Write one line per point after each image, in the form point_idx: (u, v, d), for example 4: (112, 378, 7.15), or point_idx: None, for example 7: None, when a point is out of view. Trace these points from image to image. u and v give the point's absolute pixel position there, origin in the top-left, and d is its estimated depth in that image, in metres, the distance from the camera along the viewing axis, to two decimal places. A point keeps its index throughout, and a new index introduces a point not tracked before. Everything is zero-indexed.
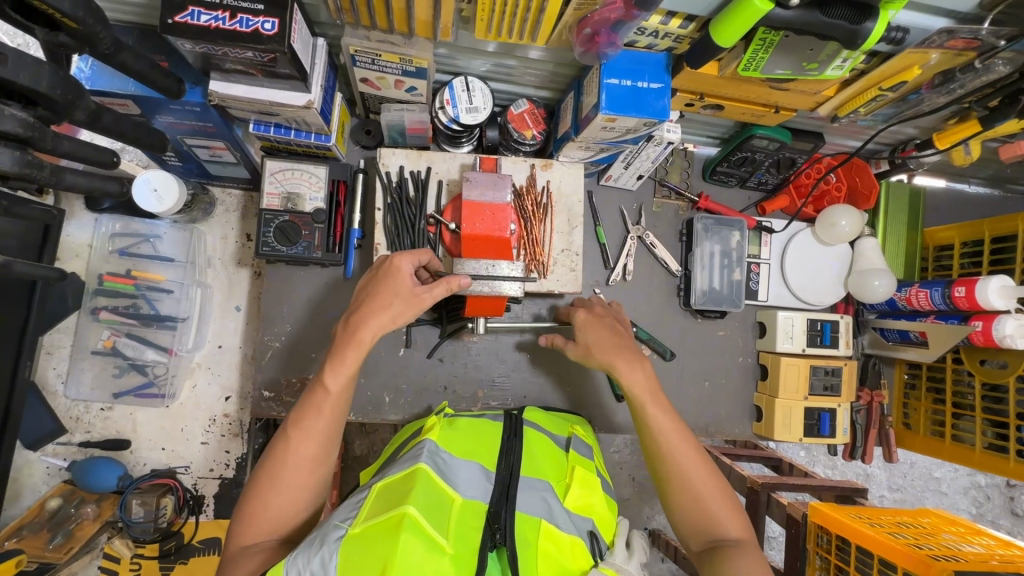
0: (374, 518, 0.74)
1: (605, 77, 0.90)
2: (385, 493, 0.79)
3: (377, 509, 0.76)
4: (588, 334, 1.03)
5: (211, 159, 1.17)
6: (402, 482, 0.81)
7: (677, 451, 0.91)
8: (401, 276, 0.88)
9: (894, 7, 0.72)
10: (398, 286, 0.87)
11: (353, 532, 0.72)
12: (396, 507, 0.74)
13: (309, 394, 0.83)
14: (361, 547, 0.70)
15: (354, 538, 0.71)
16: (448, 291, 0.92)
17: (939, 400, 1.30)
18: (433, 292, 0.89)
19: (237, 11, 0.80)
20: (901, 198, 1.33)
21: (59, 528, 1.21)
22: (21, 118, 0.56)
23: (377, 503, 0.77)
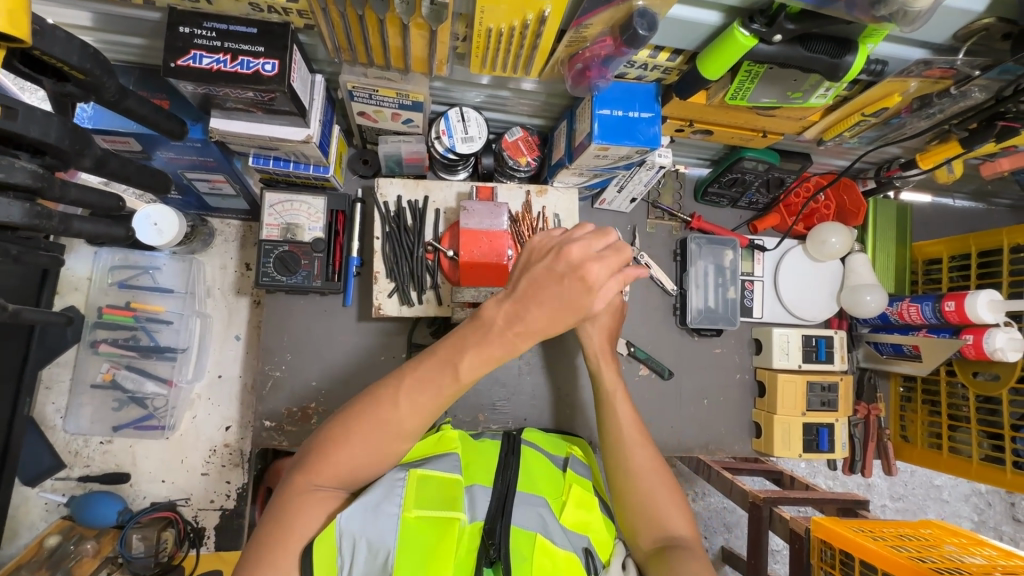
0: (427, 510, 0.77)
1: (597, 108, 0.93)
2: (431, 485, 0.81)
3: (428, 501, 0.78)
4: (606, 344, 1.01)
5: (210, 192, 1.18)
6: (445, 484, 0.82)
7: (633, 451, 0.91)
8: (590, 269, 0.68)
9: (872, 41, 0.75)
10: (565, 294, 0.68)
11: (410, 518, 0.75)
12: (450, 509, 0.78)
13: (439, 365, 0.71)
14: (415, 541, 0.73)
15: (408, 525, 0.74)
16: (620, 278, 0.71)
17: (935, 412, 1.32)
18: (608, 291, 0.70)
19: (238, 54, 0.82)
20: (888, 213, 1.37)
21: (57, 566, 1.17)
22: (31, 171, 0.58)
23: (425, 493, 0.79)
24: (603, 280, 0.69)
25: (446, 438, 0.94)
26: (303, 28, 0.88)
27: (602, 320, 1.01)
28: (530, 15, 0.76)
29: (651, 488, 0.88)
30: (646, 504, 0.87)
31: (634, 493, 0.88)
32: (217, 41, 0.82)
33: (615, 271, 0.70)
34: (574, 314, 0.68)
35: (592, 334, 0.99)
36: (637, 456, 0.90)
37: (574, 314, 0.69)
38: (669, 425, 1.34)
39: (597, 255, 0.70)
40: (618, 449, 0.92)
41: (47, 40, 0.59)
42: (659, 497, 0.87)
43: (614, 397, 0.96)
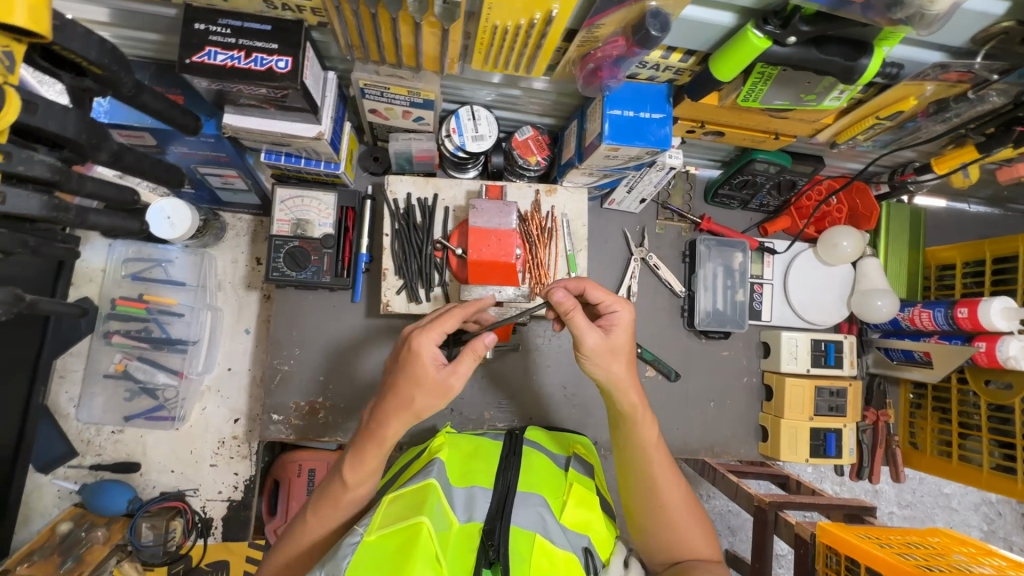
0: (388, 526, 0.76)
1: (607, 108, 0.93)
2: (395, 503, 0.80)
3: (391, 517, 0.77)
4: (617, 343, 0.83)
5: (223, 186, 1.20)
6: (410, 497, 0.81)
7: (660, 487, 0.87)
8: (423, 361, 0.76)
9: (888, 44, 0.74)
10: (420, 377, 0.76)
11: (368, 539, 0.74)
12: (412, 516, 0.76)
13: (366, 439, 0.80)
14: (375, 556, 0.72)
15: (369, 545, 0.73)
16: (476, 361, 0.78)
17: (945, 419, 1.30)
18: (461, 376, 0.77)
19: (252, 51, 0.83)
20: (901, 218, 1.35)
21: (69, 552, 1.20)
22: (49, 164, 0.59)
23: (391, 510, 0.79)
24: (438, 368, 0.76)
25: (436, 447, 0.96)
26: (316, 26, 0.88)
27: (610, 345, 0.82)
28: (538, 14, 0.76)
29: (676, 519, 0.88)
30: (667, 532, 0.88)
31: (665, 525, 0.88)
32: (232, 38, 0.82)
33: (470, 354, 0.78)
34: (416, 400, 0.76)
35: (610, 368, 0.82)
36: (664, 492, 0.87)
37: (433, 395, 0.76)
38: (675, 427, 1.33)
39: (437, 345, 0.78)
40: (650, 489, 0.88)
41: (67, 36, 0.60)
42: (683, 528, 0.88)
43: (646, 446, 0.87)
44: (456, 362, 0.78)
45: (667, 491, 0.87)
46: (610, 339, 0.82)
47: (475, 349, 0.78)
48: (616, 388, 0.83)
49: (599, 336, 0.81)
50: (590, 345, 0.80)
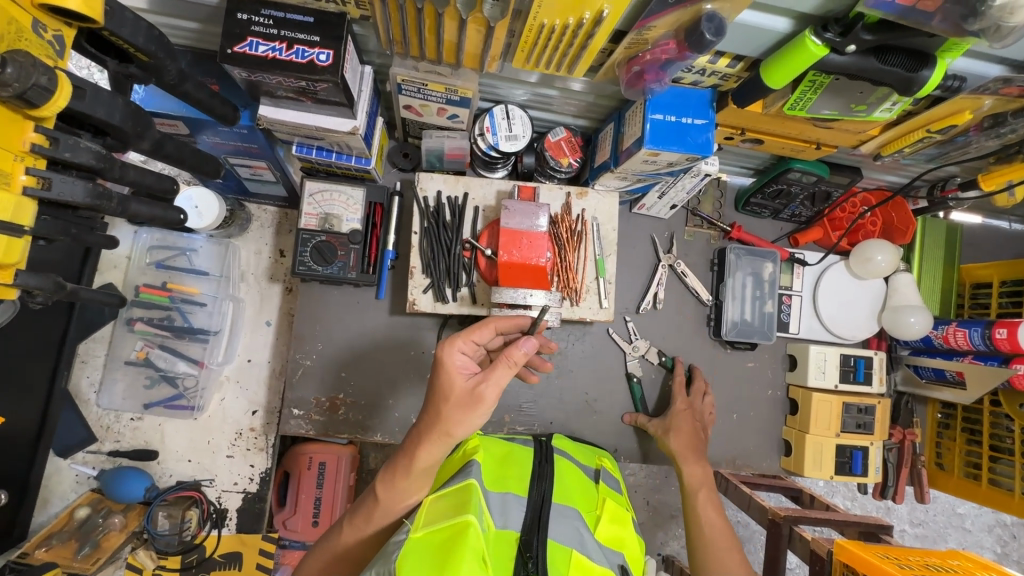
0: (434, 523, 0.76)
1: (650, 112, 0.91)
2: (440, 501, 0.80)
3: (435, 517, 0.77)
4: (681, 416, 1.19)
5: (251, 177, 1.19)
6: (453, 497, 0.81)
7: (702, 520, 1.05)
8: (451, 371, 0.76)
9: (951, 55, 0.72)
10: (451, 387, 0.76)
11: (416, 535, 0.75)
12: (459, 514, 0.75)
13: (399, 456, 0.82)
14: (421, 553, 0.72)
15: (417, 542, 0.74)
16: (510, 371, 0.76)
17: (974, 441, 1.27)
18: (494, 387, 0.75)
19: (293, 43, 0.82)
20: (937, 233, 1.32)
21: (87, 538, 1.20)
22: (95, 152, 0.58)
23: (433, 511, 0.79)
24: (467, 378, 0.77)
25: (469, 449, 0.96)
26: (358, 19, 0.87)
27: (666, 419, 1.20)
28: (588, 14, 0.74)
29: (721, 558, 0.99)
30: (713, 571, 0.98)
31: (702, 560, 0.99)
32: (273, 29, 0.81)
33: (505, 367, 0.76)
34: (446, 412, 0.75)
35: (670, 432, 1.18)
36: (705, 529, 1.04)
37: (465, 407, 0.75)
38: None
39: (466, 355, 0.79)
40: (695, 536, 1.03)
41: (117, 21, 0.59)
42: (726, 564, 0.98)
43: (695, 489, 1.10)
44: (489, 371, 0.76)
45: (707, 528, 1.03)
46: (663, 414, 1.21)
47: (511, 359, 0.76)
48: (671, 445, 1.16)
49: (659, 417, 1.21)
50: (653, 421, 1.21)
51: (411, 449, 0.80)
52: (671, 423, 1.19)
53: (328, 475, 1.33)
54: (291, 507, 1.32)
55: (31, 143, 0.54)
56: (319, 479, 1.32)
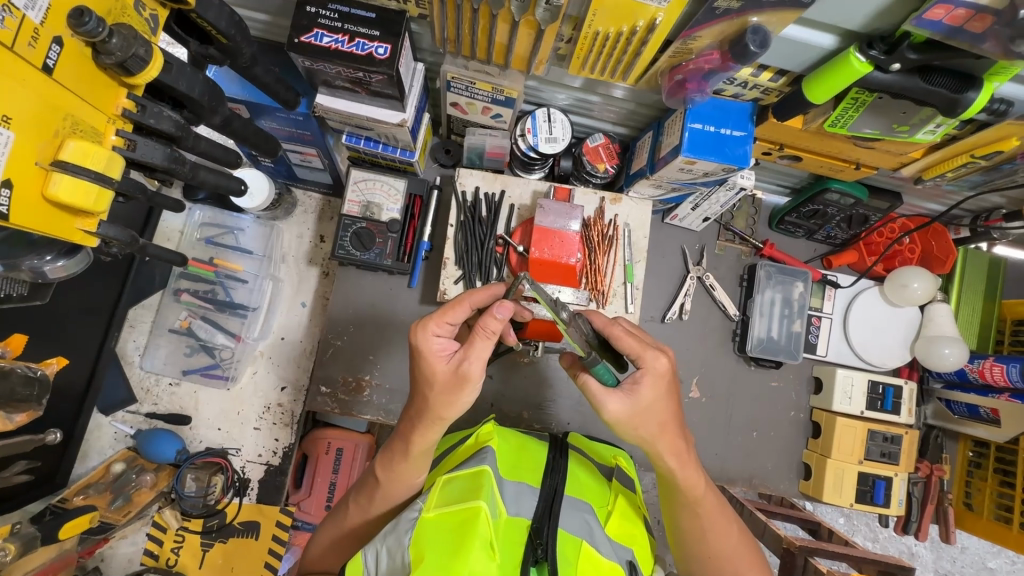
0: (447, 505, 0.74)
1: (689, 122, 0.93)
2: (451, 483, 0.79)
3: (448, 498, 0.76)
4: (650, 394, 0.77)
5: (301, 164, 1.25)
6: (465, 479, 0.79)
7: (694, 508, 0.86)
8: (430, 356, 0.77)
9: (999, 79, 0.72)
10: (433, 372, 0.77)
11: (428, 516, 0.74)
12: (469, 500, 0.73)
13: (391, 443, 0.85)
14: (433, 535, 0.71)
15: (429, 523, 0.73)
16: (489, 341, 0.75)
17: (1007, 483, 1.23)
18: (476, 364, 0.75)
19: (355, 36, 0.87)
20: (978, 266, 1.29)
21: (120, 491, 1.27)
22: (174, 120, 0.68)
23: (447, 490, 0.77)
24: (447, 359, 0.77)
25: (483, 436, 0.95)
26: (416, 18, 0.92)
27: (640, 406, 0.77)
28: (640, 22, 0.77)
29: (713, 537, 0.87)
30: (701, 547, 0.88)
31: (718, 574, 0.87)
32: (338, 23, 0.87)
33: (484, 340, 0.75)
34: (431, 394, 0.78)
35: (641, 426, 0.78)
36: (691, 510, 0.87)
37: (451, 387, 0.76)
38: (713, 451, 1.30)
39: (442, 334, 0.78)
40: (699, 541, 0.88)
41: (205, 6, 0.66)
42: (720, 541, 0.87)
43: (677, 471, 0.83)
44: (468, 347, 0.76)
45: (713, 540, 0.87)
46: (637, 403, 0.77)
47: (487, 330, 0.74)
48: (654, 448, 0.81)
49: (625, 400, 0.76)
50: (618, 415, 0.77)
51: (406, 434, 0.82)
52: (643, 408, 0.77)
53: (346, 459, 1.38)
54: (306, 490, 1.38)
55: (123, 108, 0.64)
56: (335, 463, 1.38)
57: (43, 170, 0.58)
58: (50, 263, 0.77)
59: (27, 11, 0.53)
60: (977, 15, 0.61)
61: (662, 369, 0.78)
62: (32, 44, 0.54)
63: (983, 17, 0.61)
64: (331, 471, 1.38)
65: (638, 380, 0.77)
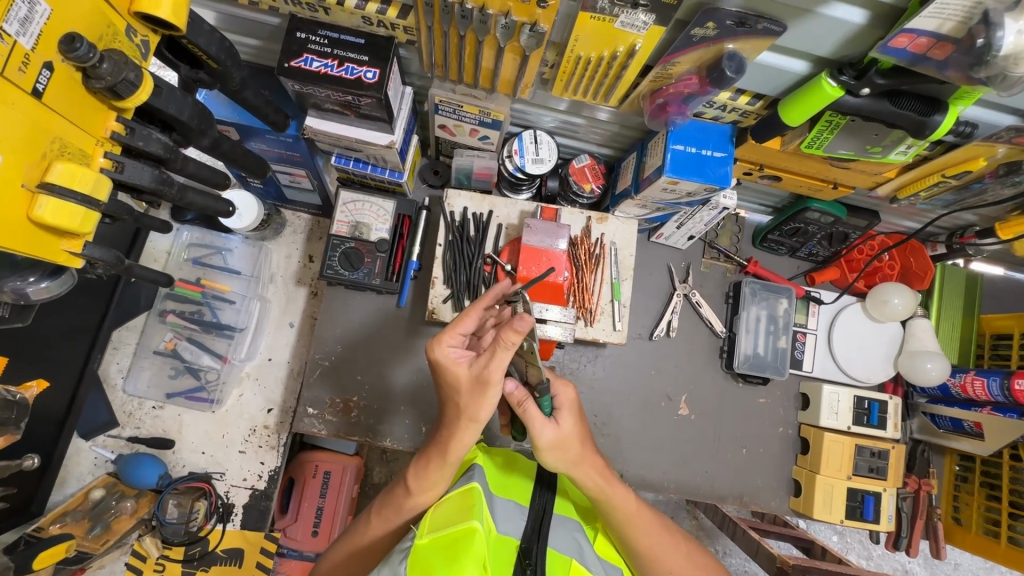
0: (439, 528, 0.72)
1: (671, 143, 0.96)
2: (442, 507, 0.76)
3: (439, 520, 0.73)
4: (571, 422, 0.80)
5: (290, 184, 1.25)
6: (455, 502, 0.76)
7: (636, 529, 0.84)
8: (453, 366, 0.77)
9: (964, 103, 0.76)
10: (458, 379, 0.77)
11: (421, 541, 0.71)
12: (461, 520, 0.71)
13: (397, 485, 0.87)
14: (429, 559, 0.68)
15: (424, 547, 0.70)
16: (511, 352, 0.71)
17: (994, 497, 1.24)
18: (501, 364, 0.73)
19: (344, 60, 0.89)
20: (956, 282, 1.32)
21: (98, 519, 1.24)
22: (162, 143, 0.69)
23: (438, 514, 0.75)
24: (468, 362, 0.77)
25: (470, 456, 0.94)
26: (404, 43, 0.94)
27: (565, 436, 0.79)
28: (620, 46, 0.80)
29: (659, 548, 0.86)
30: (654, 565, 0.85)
31: None
32: (328, 48, 0.89)
33: (506, 349, 0.70)
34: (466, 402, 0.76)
35: (563, 458, 0.79)
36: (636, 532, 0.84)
37: (473, 393, 0.75)
38: (703, 469, 1.29)
39: (455, 343, 0.79)
40: (651, 561, 0.85)
41: (195, 32, 0.69)
42: (666, 554, 0.86)
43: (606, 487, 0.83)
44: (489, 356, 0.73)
45: (669, 558, 0.86)
46: (562, 430, 0.79)
47: (506, 343, 0.70)
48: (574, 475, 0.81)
49: (554, 429, 0.78)
50: (546, 442, 0.78)
51: (443, 440, 0.79)
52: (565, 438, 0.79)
53: (333, 486, 1.37)
54: (293, 515, 1.37)
55: (111, 131, 0.65)
56: (323, 489, 1.37)
57: (29, 192, 0.58)
58: (33, 284, 0.76)
59: (18, 37, 0.54)
60: (937, 43, 0.64)
61: (571, 399, 0.83)
62: (22, 69, 0.54)
63: (943, 46, 0.64)
64: (318, 497, 1.37)
65: (560, 410, 0.81)
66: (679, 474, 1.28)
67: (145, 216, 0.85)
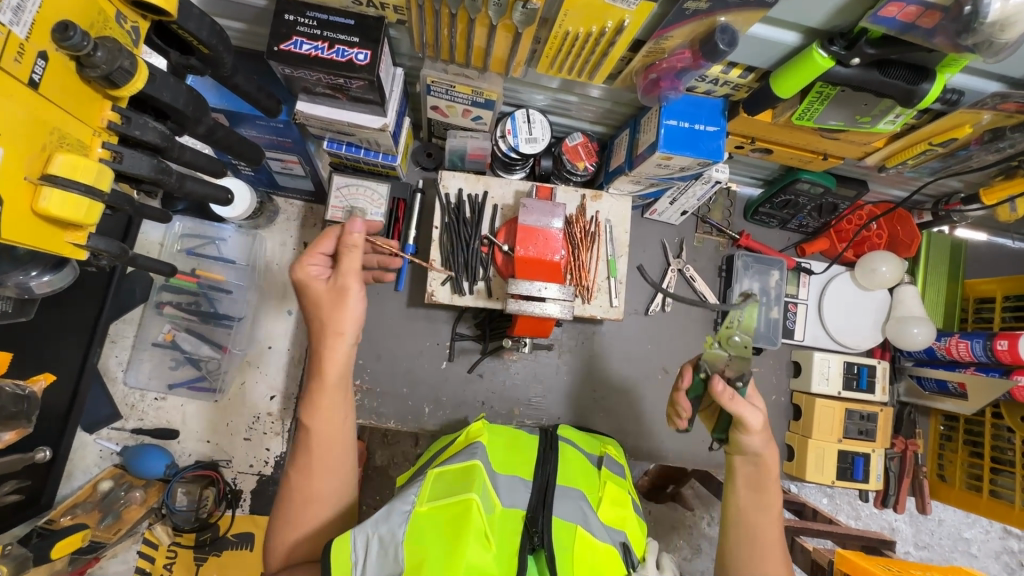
0: (438, 499, 0.74)
1: (663, 119, 0.96)
2: (440, 479, 0.79)
3: (439, 492, 0.76)
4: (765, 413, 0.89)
5: (282, 171, 1.24)
6: (456, 475, 0.79)
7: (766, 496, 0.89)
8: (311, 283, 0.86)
9: (950, 71, 0.77)
10: (317, 294, 0.85)
11: (420, 510, 0.73)
12: (462, 492, 0.74)
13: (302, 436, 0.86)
14: (427, 530, 0.71)
15: (421, 517, 0.72)
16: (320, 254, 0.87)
17: (976, 454, 1.29)
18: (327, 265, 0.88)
19: (335, 43, 0.88)
20: (941, 248, 1.35)
21: (109, 509, 1.26)
22: (160, 131, 0.68)
23: (438, 485, 0.77)
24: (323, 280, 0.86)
25: (474, 432, 0.94)
26: (394, 23, 0.93)
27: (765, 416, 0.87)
28: (610, 22, 0.80)
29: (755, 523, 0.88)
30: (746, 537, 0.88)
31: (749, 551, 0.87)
32: (317, 30, 0.88)
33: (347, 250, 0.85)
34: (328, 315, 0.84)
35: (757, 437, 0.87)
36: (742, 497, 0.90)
37: (334, 304, 0.84)
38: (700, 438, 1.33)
39: (318, 267, 0.87)
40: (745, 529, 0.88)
41: (184, 17, 0.68)
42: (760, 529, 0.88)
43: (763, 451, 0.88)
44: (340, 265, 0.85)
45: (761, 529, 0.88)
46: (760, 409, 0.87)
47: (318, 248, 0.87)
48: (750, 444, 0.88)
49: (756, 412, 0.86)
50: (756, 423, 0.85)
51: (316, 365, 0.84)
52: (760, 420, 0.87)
53: None
54: None
55: (108, 120, 0.64)
56: None
57: (31, 185, 0.58)
58: (36, 278, 0.76)
59: (12, 27, 0.53)
60: (926, 11, 0.65)
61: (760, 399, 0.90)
62: (18, 59, 0.54)
63: (932, 14, 0.65)
64: None
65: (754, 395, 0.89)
66: (677, 444, 1.32)
67: (143, 206, 0.83)
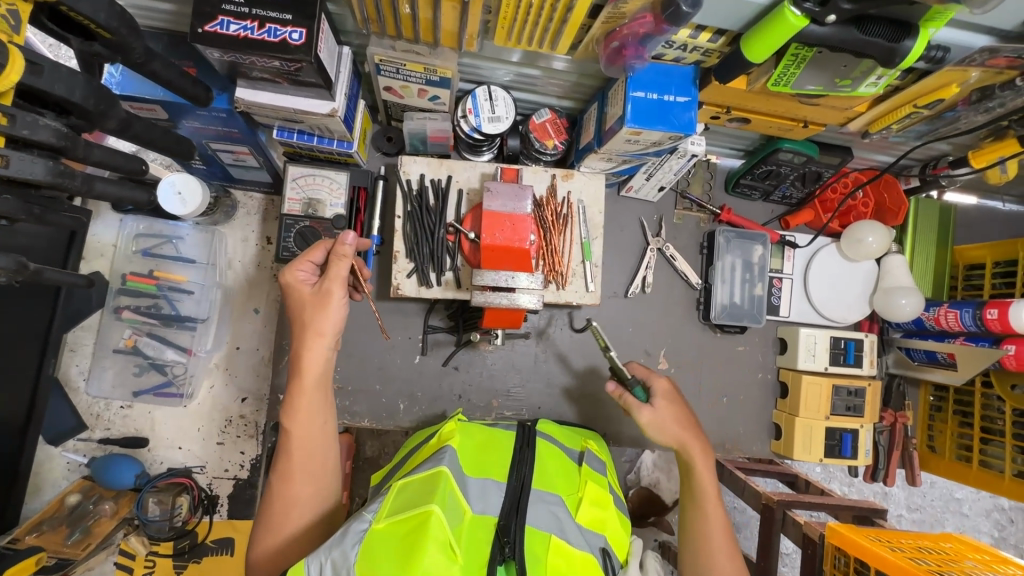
0: (398, 513, 0.70)
1: (630, 90, 0.89)
2: (405, 490, 0.75)
3: (401, 505, 0.72)
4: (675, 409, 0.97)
5: (234, 163, 1.17)
6: (422, 485, 0.75)
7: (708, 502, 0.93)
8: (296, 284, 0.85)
9: (934, 26, 0.71)
10: (303, 296, 0.84)
11: (377, 526, 0.69)
12: (422, 504, 0.70)
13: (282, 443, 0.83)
14: (384, 545, 0.67)
15: (379, 533, 0.68)
16: (304, 260, 0.87)
17: (966, 424, 1.26)
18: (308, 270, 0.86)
19: (265, 21, 0.80)
20: (930, 214, 1.30)
21: (77, 523, 1.22)
22: (53, 129, 0.62)
23: (400, 498, 0.73)
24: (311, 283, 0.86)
25: (445, 434, 0.90)
26: None
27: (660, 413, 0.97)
28: None
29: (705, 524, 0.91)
30: (697, 541, 0.91)
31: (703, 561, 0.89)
32: (245, 8, 0.80)
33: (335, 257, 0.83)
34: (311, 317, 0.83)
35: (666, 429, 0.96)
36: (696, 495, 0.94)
37: (318, 304, 0.82)
38: None
39: (306, 270, 0.87)
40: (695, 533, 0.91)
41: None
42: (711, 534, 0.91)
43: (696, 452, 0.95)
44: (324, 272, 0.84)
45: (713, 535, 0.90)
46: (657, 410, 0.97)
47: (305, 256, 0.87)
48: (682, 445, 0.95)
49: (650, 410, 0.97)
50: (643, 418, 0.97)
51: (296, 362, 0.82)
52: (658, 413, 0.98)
53: None
54: None
55: None
56: None
57: None
58: None
59: None
60: None
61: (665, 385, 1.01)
62: None
63: None
64: None
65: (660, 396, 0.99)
66: None
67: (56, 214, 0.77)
